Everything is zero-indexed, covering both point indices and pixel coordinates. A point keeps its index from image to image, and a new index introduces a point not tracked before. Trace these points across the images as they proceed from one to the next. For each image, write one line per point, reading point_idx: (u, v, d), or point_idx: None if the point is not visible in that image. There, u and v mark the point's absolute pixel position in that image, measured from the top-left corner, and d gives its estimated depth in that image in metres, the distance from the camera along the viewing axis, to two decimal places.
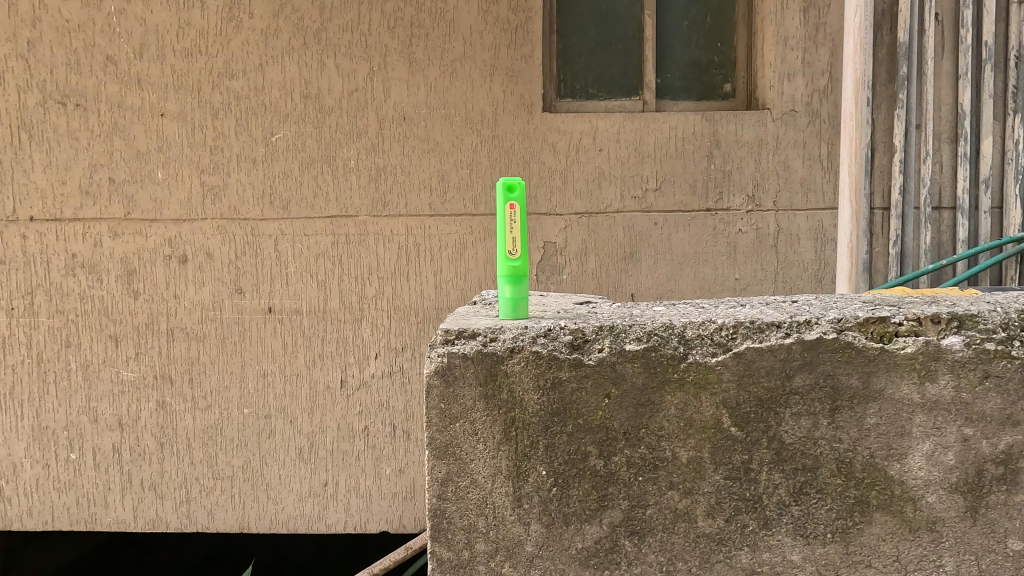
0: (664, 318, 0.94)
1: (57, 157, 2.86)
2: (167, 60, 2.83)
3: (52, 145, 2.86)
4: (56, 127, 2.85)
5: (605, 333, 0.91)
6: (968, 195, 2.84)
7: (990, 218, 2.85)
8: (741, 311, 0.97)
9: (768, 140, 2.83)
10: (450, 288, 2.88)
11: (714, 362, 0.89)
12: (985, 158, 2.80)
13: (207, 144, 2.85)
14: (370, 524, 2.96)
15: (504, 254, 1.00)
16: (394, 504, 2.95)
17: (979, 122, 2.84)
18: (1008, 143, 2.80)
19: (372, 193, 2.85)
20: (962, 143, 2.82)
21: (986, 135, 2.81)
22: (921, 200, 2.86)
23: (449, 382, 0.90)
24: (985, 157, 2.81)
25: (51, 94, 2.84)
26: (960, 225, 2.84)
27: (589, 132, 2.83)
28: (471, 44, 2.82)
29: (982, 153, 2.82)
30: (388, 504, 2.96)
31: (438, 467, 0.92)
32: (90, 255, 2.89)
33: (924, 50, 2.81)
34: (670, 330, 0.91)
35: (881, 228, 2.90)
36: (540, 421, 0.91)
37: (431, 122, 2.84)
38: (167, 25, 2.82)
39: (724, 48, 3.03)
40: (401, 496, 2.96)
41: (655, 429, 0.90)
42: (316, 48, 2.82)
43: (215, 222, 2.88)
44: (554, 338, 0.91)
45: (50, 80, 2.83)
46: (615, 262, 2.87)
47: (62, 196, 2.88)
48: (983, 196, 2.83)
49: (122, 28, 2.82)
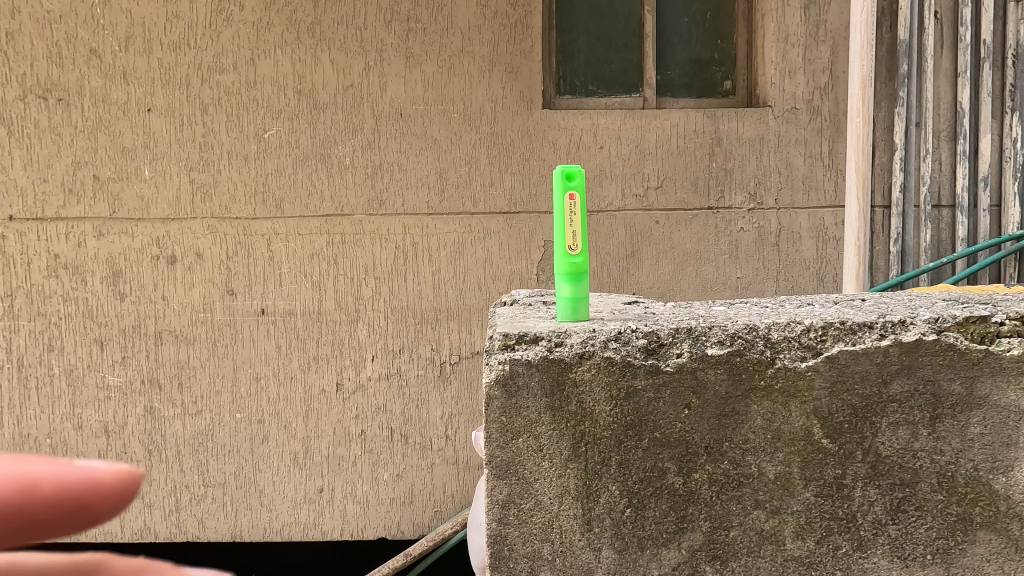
0: (743, 319, 0.88)
1: (38, 154, 2.71)
2: (155, 53, 2.69)
3: (34, 141, 2.70)
4: (38, 123, 2.70)
5: (682, 337, 0.85)
6: (967, 194, 2.81)
7: (989, 217, 2.82)
8: (819, 310, 0.92)
9: (769, 138, 2.77)
10: (448, 288, 2.77)
11: (804, 367, 0.83)
12: (985, 157, 2.77)
13: (196, 140, 2.72)
14: (368, 530, 2.85)
15: (563, 250, 0.97)
16: (392, 509, 2.84)
17: (977, 120, 2.81)
18: (1007, 141, 2.77)
19: (368, 191, 2.74)
20: (961, 141, 2.78)
21: (985, 133, 2.77)
22: (921, 198, 2.81)
23: (511, 393, 0.83)
24: (984, 155, 2.78)
25: (32, 88, 2.68)
26: (959, 224, 2.80)
27: (590, 130, 2.75)
28: (469, 38, 2.71)
29: (981, 151, 2.79)
30: (386, 510, 2.84)
31: (499, 488, 0.84)
32: (74, 255, 2.74)
33: (923, 48, 2.77)
34: (754, 332, 0.85)
35: (881, 227, 2.85)
36: (613, 435, 0.84)
37: (429, 119, 2.73)
38: (154, 17, 2.67)
39: (723, 45, 2.96)
40: (399, 501, 2.84)
41: (739, 442, 0.83)
42: (309, 43, 2.70)
43: (205, 221, 2.74)
44: (626, 341, 0.85)
45: (31, 73, 2.67)
46: (616, 261, 2.78)
47: (44, 194, 2.72)
48: (982, 194, 2.79)
49: (107, 19, 2.67)
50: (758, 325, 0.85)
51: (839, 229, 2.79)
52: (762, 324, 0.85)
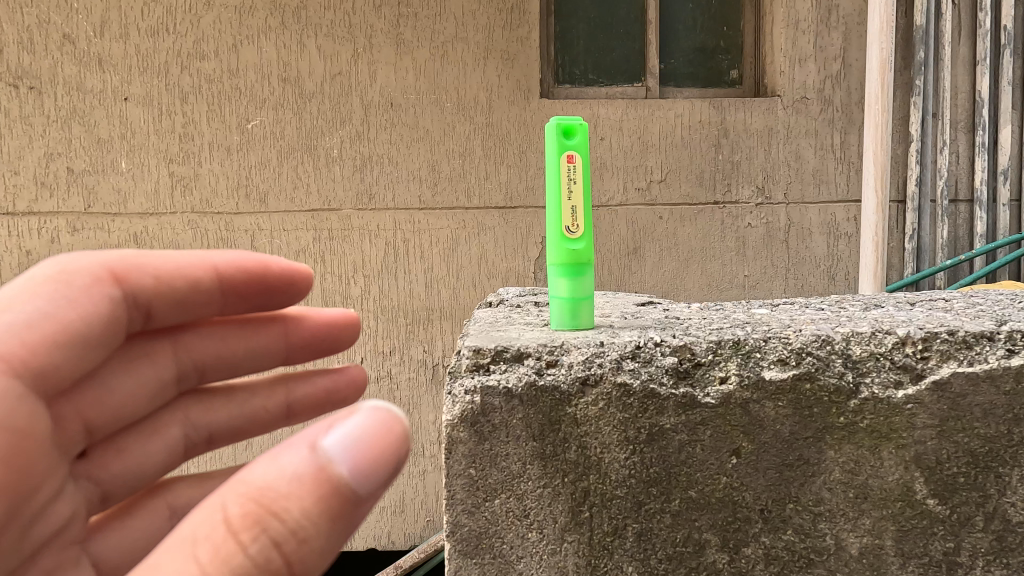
0: (809, 328, 0.72)
1: (9, 145, 2.46)
2: (132, 40, 2.41)
3: (4, 132, 2.45)
4: (8, 112, 2.44)
5: (729, 354, 0.69)
6: (987, 187, 2.54)
7: (1009, 212, 2.57)
8: (884, 317, 0.76)
9: (778, 129, 2.51)
10: (442, 286, 2.52)
11: (903, 398, 0.67)
12: (1005, 149, 2.52)
13: (176, 130, 2.46)
14: (356, 541, 2.60)
15: (559, 234, 0.75)
16: (381, 519, 2.59)
17: (996, 111, 2.56)
18: None
19: (357, 184, 2.48)
20: (980, 133, 2.53)
21: (1006, 123, 2.52)
22: (938, 192, 2.54)
23: (484, 436, 0.66)
24: (1005, 147, 2.52)
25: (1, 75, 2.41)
26: (978, 219, 2.54)
27: (589, 120, 2.48)
28: (463, 24, 2.44)
29: (1001, 143, 2.53)
30: (375, 520, 2.59)
31: (470, 570, 0.68)
32: (47, 251, 2.48)
33: (941, 35, 2.51)
34: (828, 348, 0.69)
35: (893, 223, 2.58)
36: (627, 496, 0.67)
37: (422, 109, 2.46)
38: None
39: (729, 32, 2.66)
40: (390, 510, 2.59)
41: (810, 504, 0.68)
42: (295, 28, 2.43)
43: (185, 217, 2.47)
44: (653, 361, 0.68)
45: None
46: (617, 259, 2.52)
47: (16, 187, 2.47)
48: (1002, 187, 2.53)
49: (81, 2, 2.39)
50: (825, 338, 0.69)
51: (852, 224, 2.55)
52: (829, 337, 0.70)
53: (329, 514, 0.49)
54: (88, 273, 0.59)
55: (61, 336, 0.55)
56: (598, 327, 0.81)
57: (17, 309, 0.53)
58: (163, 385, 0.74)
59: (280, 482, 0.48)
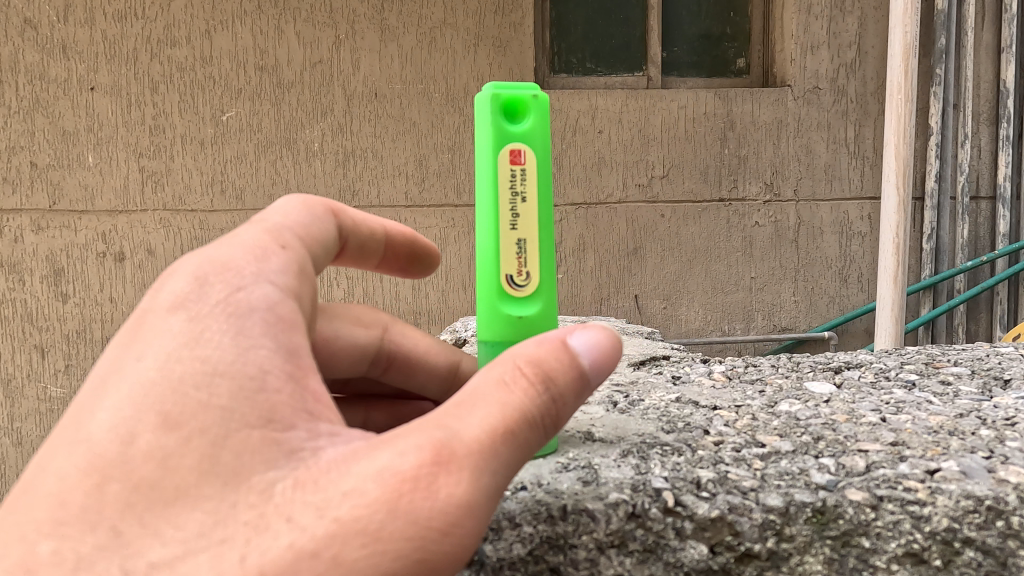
0: (947, 486, 0.53)
1: None
2: (98, 24, 2.05)
3: None
4: None
5: (819, 544, 0.52)
6: (1012, 183, 2.22)
7: None
8: (1016, 451, 0.58)
9: (788, 122, 2.21)
10: (429, 290, 2.18)
11: None
12: None
13: (146, 122, 2.09)
14: None
15: (496, 289, 0.53)
16: None
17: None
18: None
19: (339, 182, 2.13)
20: (1005, 125, 2.19)
21: None
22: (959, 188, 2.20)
23: None
24: None
25: None
26: (1000, 218, 2.21)
27: (588, 111, 2.16)
28: (453, 8, 2.11)
29: None
30: None
31: None
32: (9, 252, 2.11)
33: (963, 19, 2.16)
34: (979, 520, 0.51)
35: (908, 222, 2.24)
36: None
37: (407, 101, 2.13)
38: None
39: (737, 18, 2.31)
40: None
41: None
42: (271, 12, 2.08)
43: (157, 214, 2.12)
44: (668, 555, 0.52)
45: None
46: (617, 260, 2.21)
47: None
48: None
49: None
50: (968, 508, 0.51)
51: (866, 224, 2.26)
52: (979, 504, 0.51)
53: (580, 385, 0.44)
54: (319, 198, 0.59)
55: (320, 240, 0.56)
56: (565, 453, 0.60)
57: (292, 214, 0.54)
58: (361, 358, 0.65)
59: (543, 353, 0.44)
